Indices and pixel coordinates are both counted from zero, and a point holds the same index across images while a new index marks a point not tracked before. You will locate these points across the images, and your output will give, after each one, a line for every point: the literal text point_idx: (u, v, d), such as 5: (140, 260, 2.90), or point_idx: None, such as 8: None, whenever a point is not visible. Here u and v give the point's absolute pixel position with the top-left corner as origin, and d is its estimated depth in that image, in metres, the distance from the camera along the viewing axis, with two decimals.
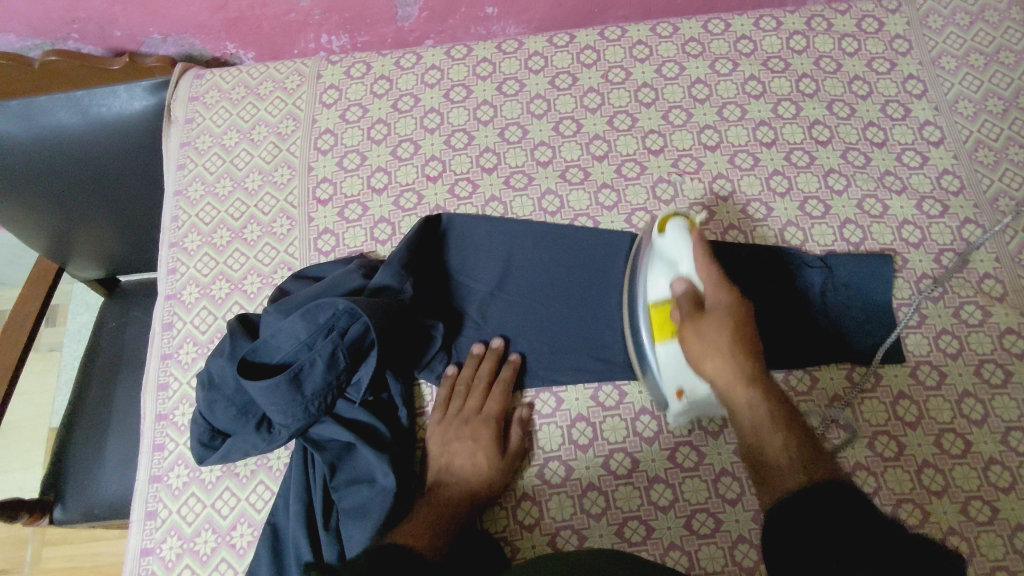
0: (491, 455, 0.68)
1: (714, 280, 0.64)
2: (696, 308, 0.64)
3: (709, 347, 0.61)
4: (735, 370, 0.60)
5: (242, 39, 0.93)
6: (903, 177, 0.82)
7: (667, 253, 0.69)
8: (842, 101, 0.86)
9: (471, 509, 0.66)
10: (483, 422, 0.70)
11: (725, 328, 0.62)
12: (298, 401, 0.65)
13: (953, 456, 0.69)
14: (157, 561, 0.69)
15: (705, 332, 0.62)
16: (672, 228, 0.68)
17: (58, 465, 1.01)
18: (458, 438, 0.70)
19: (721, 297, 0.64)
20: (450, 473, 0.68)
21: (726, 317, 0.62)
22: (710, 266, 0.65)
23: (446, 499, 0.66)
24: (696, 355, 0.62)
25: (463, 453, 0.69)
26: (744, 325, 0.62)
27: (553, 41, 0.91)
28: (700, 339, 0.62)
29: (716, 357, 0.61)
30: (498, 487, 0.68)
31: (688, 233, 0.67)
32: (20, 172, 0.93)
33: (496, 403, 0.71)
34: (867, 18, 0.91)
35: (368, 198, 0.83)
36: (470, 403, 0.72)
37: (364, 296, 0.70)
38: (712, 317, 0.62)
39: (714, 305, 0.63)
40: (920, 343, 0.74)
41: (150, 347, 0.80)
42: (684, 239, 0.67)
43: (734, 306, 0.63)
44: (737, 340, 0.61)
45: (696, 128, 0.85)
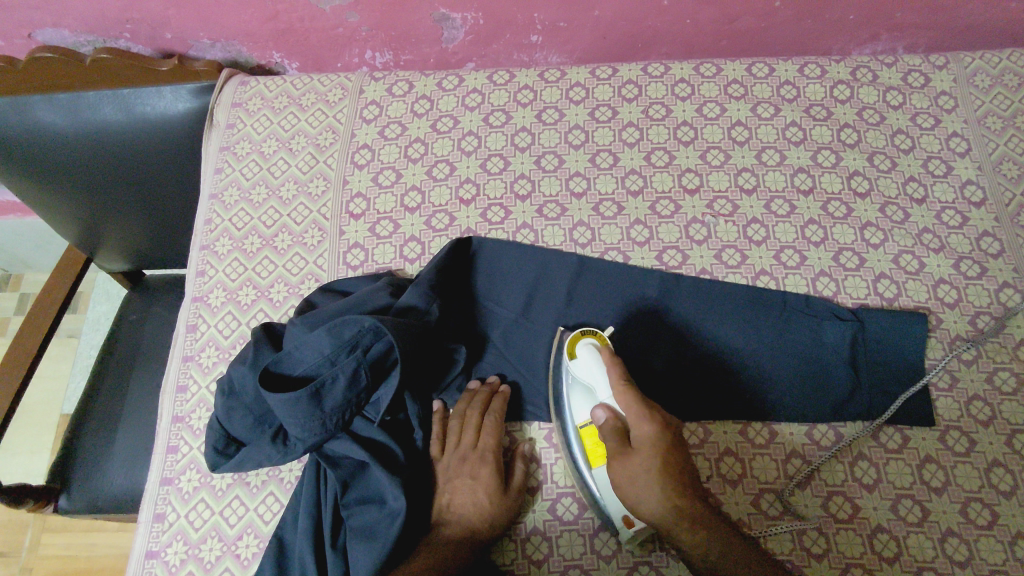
0: (494, 488, 0.67)
1: (634, 407, 0.63)
2: (622, 444, 0.64)
3: (641, 485, 0.61)
4: (668, 504, 0.59)
5: (289, 50, 0.94)
6: (942, 236, 0.81)
7: (582, 378, 0.69)
8: (883, 154, 0.85)
9: (475, 548, 0.64)
10: (479, 458, 0.69)
11: (654, 461, 0.61)
12: (317, 417, 0.65)
13: (979, 526, 0.67)
14: (161, 565, 0.68)
15: (635, 473, 0.61)
16: (584, 351, 0.69)
17: (67, 455, 1.02)
18: (457, 477, 0.69)
19: (643, 427, 0.62)
20: (452, 513, 0.67)
21: (651, 448, 0.62)
22: (628, 392, 0.64)
23: (448, 538, 0.64)
24: (632, 496, 0.61)
25: (462, 490, 0.68)
26: (670, 453, 0.62)
27: (595, 73, 0.91)
28: (632, 479, 0.61)
29: (647, 487, 0.60)
30: (506, 520, 0.67)
31: (599, 354, 0.68)
32: (63, 164, 0.95)
33: (492, 437, 0.70)
34: (914, 72, 0.90)
35: (400, 216, 0.83)
36: (466, 438, 0.71)
37: (390, 315, 0.70)
38: (637, 455, 0.62)
39: (639, 440, 0.62)
40: (950, 408, 0.72)
41: (173, 348, 0.80)
42: (595, 359, 0.68)
43: (658, 434, 0.62)
44: (666, 472, 0.60)
45: (733, 170, 0.85)
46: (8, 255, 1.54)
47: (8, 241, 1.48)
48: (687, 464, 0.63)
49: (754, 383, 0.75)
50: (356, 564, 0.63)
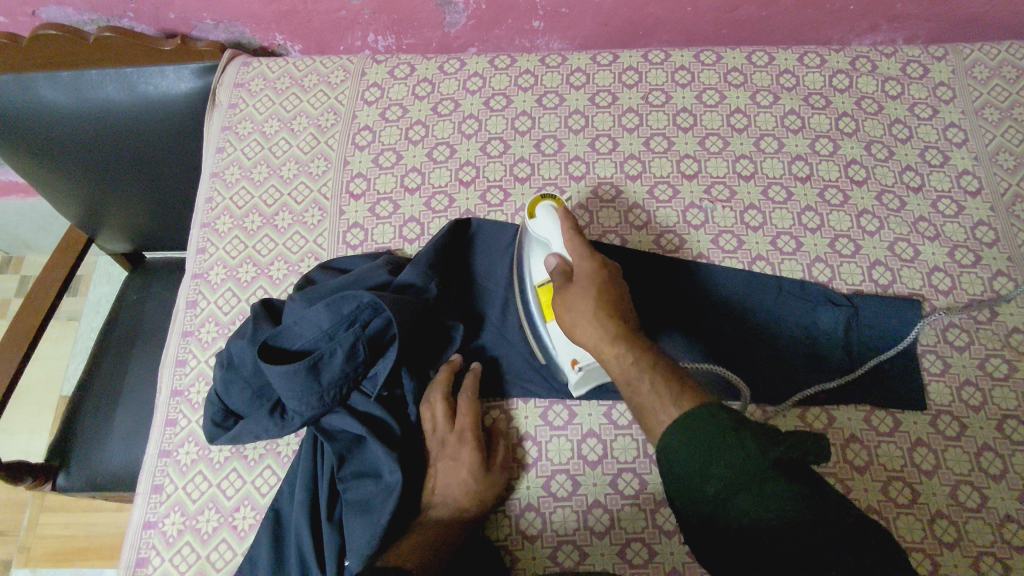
0: (476, 466, 0.66)
1: (579, 249, 0.67)
2: (566, 281, 0.66)
3: (577, 310, 0.63)
4: (599, 324, 0.62)
5: (292, 32, 0.94)
6: (937, 224, 0.81)
7: (538, 234, 0.70)
8: (881, 143, 0.86)
9: (463, 530, 0.64)
10: (458, 441, 0.68)
11: (589, 290, 0.64)
12: (315, 390, 0.66)
13: (967, 509, 0.68)
14: (159, 535, 0.69)
15: (571, 301, 0.64)
16: (541, 212, 0.70)
17: (67, 431, 1.02)
18: (439, 461, 0.68)
19: (584, 263, 0.66)
20: (437, 496, 0.66)
21: (588, 281, 0.65)
22: (575, 239, 0.67)
23: (435, 524, 0.64)
24: (570, 320, 0.64)
25: (445, 473, 0.67)
26: (607, 287, 0.64)
27: (596, 59, 0.91)
28: (569, 309, 0.64)
29: (581, 311, 0.63)
30: (492, 496, 0.67)
31: (556, 214, 0.70)
32: (66, 142, 0.96)
33: (469, 418, 0.69)
34: (912, 63, 0.90)
35: (400, 197, 0.84)
36: (442, 422, 0.69)
37: (389, 292, 0.71)
38: (576, 286, 0.65)
39: (580, 275, 0.66)
40: (942, 393, 0.73)
41: (173, 323, 0.81)
42: (551, 218, 0.70)
43: (596, 271, 0.66)
44: (601, 297, 0.63)
45: (731, 156, 0.85)
46: (9, 237, 1.55)
47: (10, 222, 1.49)
48: (625, 301, 0.65)
49: (754, 367, 0.75)
50: (352, 537, 0.64)
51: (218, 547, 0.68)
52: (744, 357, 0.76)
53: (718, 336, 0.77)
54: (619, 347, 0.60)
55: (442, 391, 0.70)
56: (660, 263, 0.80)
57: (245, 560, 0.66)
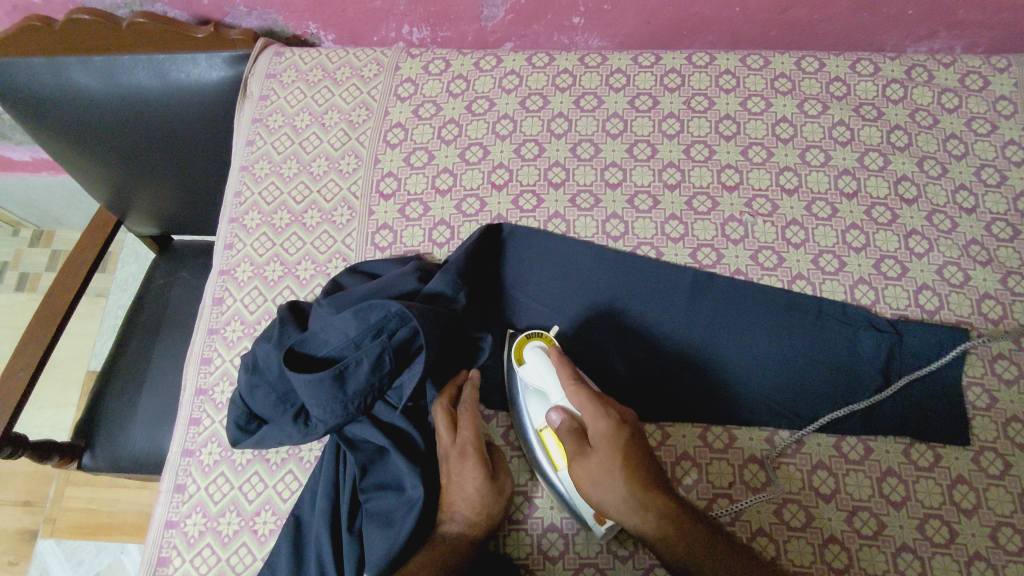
0: (484, 481, 0.64)
1: (589, 404, 0.64)
2: (580, 445, 0.63)
3: (605, 487, 0.60)
4: (637, 501, 0.59)
5: (325, 21, 0.92)
6: (990, 248, 0.77)
7: (533, 382, 0.68)
8: (934, 159, 0.82)
9: (475, 545, 0.63)
10: (460, 453, 0.66)
11: (615, 460, 0.60)
12: (339, 399, 0.64)
13: (1007, 552, 0.65)
14: (180, 535, 0.69)
15: (595, 473, 0.60)
16: (533, 356, 0.68)
17: (92, 414, 1.03)
18: (445, 476, 0.66)
19: (599, 424, 0.63)
20: (447, 510, 0.65)
21: (608, 448, 0.61)
22: (579, 390, 0.64)
23: (447, 538, 0.62)
24: (602, 498, 0.60)
25: (451, 486, 0.65)
26: (629, 453, 0.61)
27: (637, 60, 0.88)
28: (596, 482, 0.60)
29: (614, 487, 0.59)
30: (499, 512, 0.65)
31: (548, 357, 0.67)
32: (97, 129, 0.96)
33: (469, 429, 0.67)
34: (972, 74, 0.85)
35: (431, 198, 0.82)
36: (442, 438, 0.67)
37: (418, 301, 0.69)
38: (597, 456, 0.61)
39: (598, 441, 0.62)
40: (986, 428, 0.70)
41: (199, 320, 0.80)
42: (545, 362, 0.67)
43: (615, 433, 0.62)
44: (629, 468, 0.60)
45: (775, 168, 0.82)
46: (41, 211, 1.56)
47: (41, 198, 1.50)
48: (645, 455, 0.62)
49: (781, 387, 0.73)
50: (372, 549, 0.63)
51: (239, 551, 0.68)
52: (771, 375, 0.74)
53: (752, 356, 0.74)
54: (671, 528, 0.58)
55: (446, 404, 0.69)
56: (692, 285, 0.77)
57: (265, 565, 0.66)
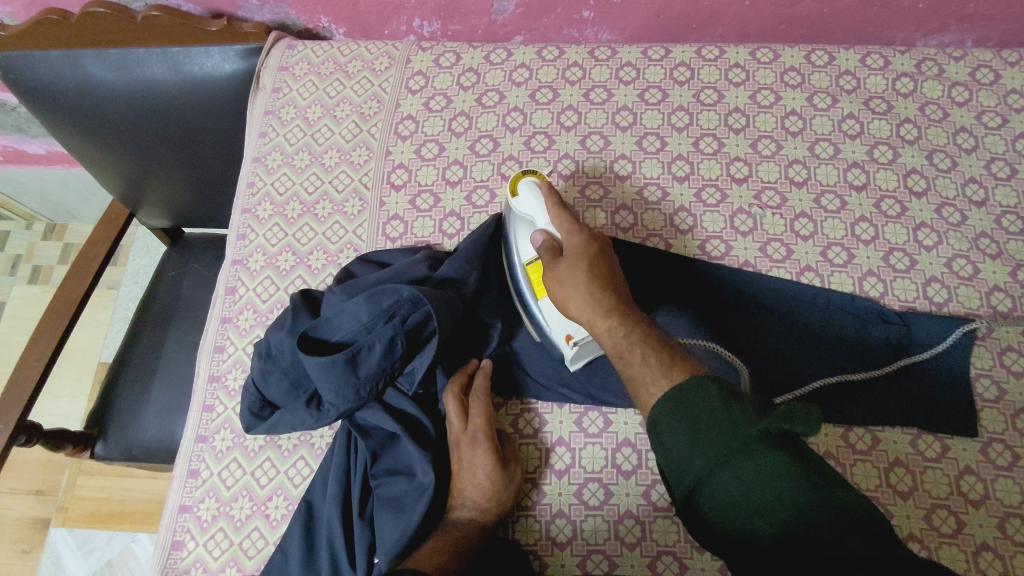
0: (494, 467, 0.65)
1: (566, 221, 0.67)
2: (555, 256, 0.66)
3: (568, 288, 0.63)
4: (592, 301, 0.61)
5: (337, 14, 0.93)
6: (1000, 241, 0.78)
7: (524, 211, 0.71)
8: (944, 153, 0.82)
9: (485, 532, 0.63)
10: (472, 441, 0.67)
11: (579, 262, 0.64)
12: (351, 384, 0.65)
13: (1014, 542, 0.66)
14: (194, 519, 0.70)
15: (563, 276, 0.64)
16: (525, 188, 0.71)
17: (106, 402, 1.05)
18: (457, 463, 0.67)
19: (573, 236, 0.67)
20: (458, 498, 0.65)
21: (577, 254, 0.65)
22: (562, 212, 0.68)
23: (457, 524, 0.63)
24: (564, 294, 0.64)
25: (462, 473, 0.66)
26: (596, 261, 0.64)
27: (647, 53, 0.88)
28: (561, 283, 0.64)
29: (575, 287, 0.63)
30: (509, 498, 0.66)
31: (538, 190, 0.71)
32: (111, 121, 0.97)
33: (480, 417, 0.68)
34: (983, 68, 0.85)
35: (441, 190, 0.83)
36: (454, 425, 0.68)
37: (429, 287, 0.70)
38: (565, 261, 0.65)
39: (569, 248, 0.66)
40: (995, 419, 0.70)
41: (212, 309, 0.81)
42: (535, 194, 0.70)
43: (585, 245, 0.66)
44: (591, 269, 0.63)
45: (784, 161, 0.82)
46: (54, 204, 1.58)
47: (54, 191, 1.52)
48: (613, 269, 0.66)
49: (790, 378, 0.74)
50: (383, 533, 0.64)
51: (251, 535, 0.69)
52: (780, 366, 0.74)
53: (760, 348, 0.75)
54: (612, 318, 0.60)
55: (457, 392, 0.69)
56: (702, 277, 0.78)
57: (276, 549, 0.66)
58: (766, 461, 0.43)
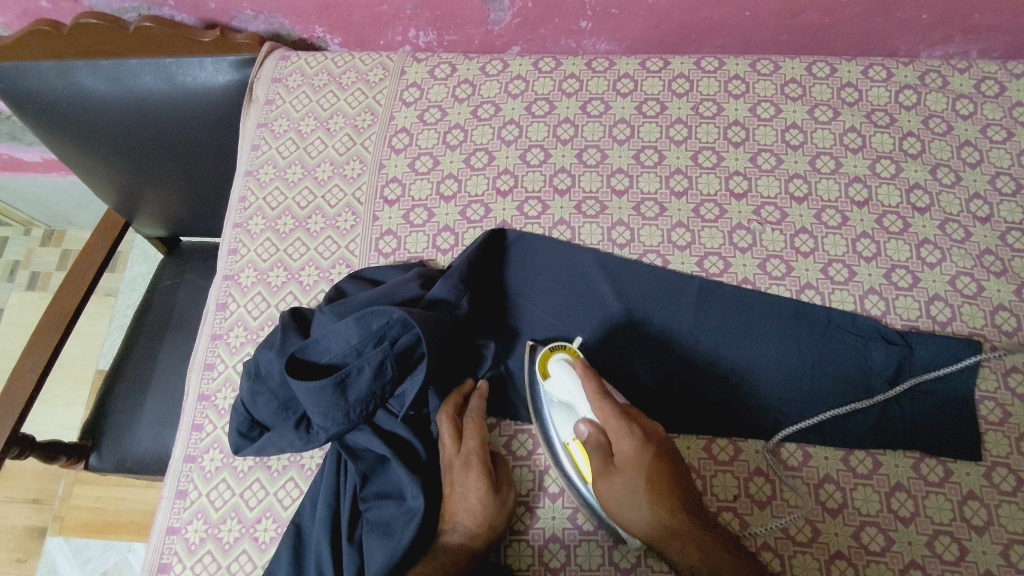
0: (486, 491, 0.64)
1: (613, 422, 0.63)
2: (606, 462, 0.63)
3: (632, 508, 0.61)
4: (663, 526, 0.59)
5: (332, 25, 0.92)
6: (1005, 258, 0.76)
7: (563, 396, 0.67)
8: (948, 167, 0.80)
9: (473, 558, 0.62)
10: (464, 463, 0.66)
11: (639, 480, 0.61)
12: (341, 407, 0.64)
13: (1019, 570, 0.64)
14: (181, 542, 0.69)
15: (623, 495, 0.61)
16: (560, 370, 0.67)
17: (99, 415, 1.04)
18: (449, 486, 0.66)
19: (624, 444, 0.62)
20: (448, 521, 0.64)
21: (633, 466, 0.62)
22: (607, 407, 0.63)
23: (445, 550, 0.62)
24: (623, 511, 0.61)
25: (453, 497, 0.65)
26: (658, 472, 0.61)
27: (645, 64, 0.87)
28: (621, 501, 0.61)
29: (640, 512, 0.60)
30: (501, 524, 0.65)
31: (574, 369, 0.67)
32: (104, 131, 0.96)
33: (474, 440, 0.67)
34: (988, 80, 0.84)
35: (435, 204, 0.81)
36: (447, 448, 0.67)
37: (420, 308, 0.69)
38: (622, 474, 0.62)
39: (623, 458, 0.62)
40: (999, 443, 0.69)
41: (202, 325, 0.80)
42: (570, 376, 0.66)
43: (639, 450, 0.62)
44: (655, 490, 0.60)
45: (785, 175, 0.81)
46: (51, 211, 1.57)
47: (51, 198, 1.51)
48: (676, 471, 0.62)
49: (789, 399, 0.72)
50: (372, 559, 0.62)
51: (239, 558, 0.68)
52: (779, 386, 0.73)
53: (759, 368, 0.73)
54: (687, 548, 0.58)
55: (451, 413, 0.68)
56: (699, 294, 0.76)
57: (264, 574, 0.65)
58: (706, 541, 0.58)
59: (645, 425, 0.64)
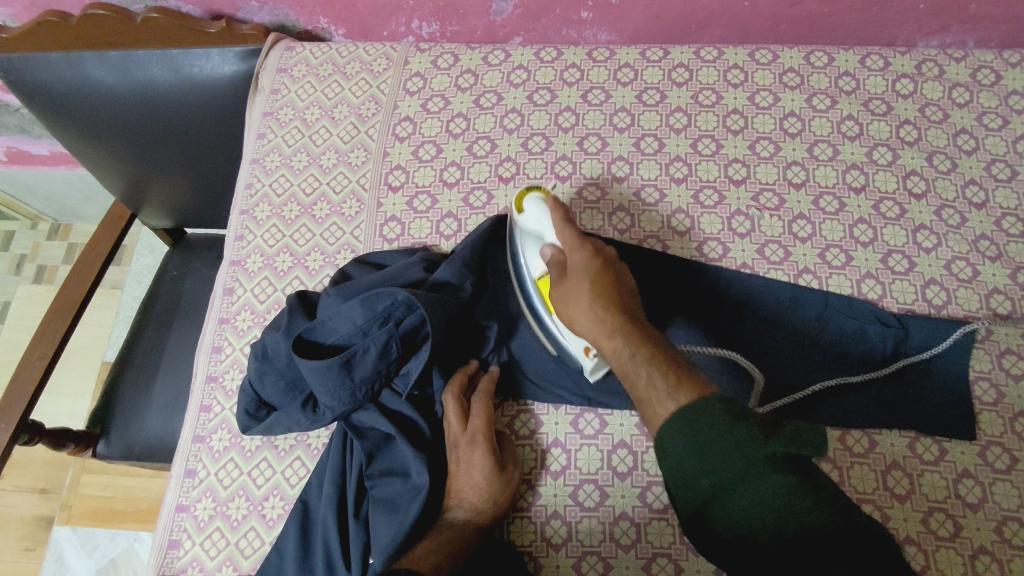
0: (492, 470, 0.65)
1: (570, 238, 0.67)
2: (560, 274, 0.66)
3: (576, 308, 0.63)
4: (599, 321, 0.61)
5: (336, 16, 0.93)
6: (1000, 243, 0.77)
7: (531, 227, 0.71)
8: (944, 154, 0.81)
9: (478, 535, 0.63)
10: (471, 443, 0.66)
11: (584, 283, 0.64)
12: (347, 386, 0.65)
13: (1013, 546, 0.65)
14: (191, 519, 0.71)
15: (570, 296, 0.64)
16: (530, 204, 0.70)
17: (107, 402, 1.05)
18: (454, 463, 0.67)
19: (576, 254, 0.66)
20: (454, 499, 0.65)
21: (582, 272, 0.65)
22: (564, 226, 0.67)
23: (450, 526, 0.63)
24: (570, 314, 0.64)
25: (460, 475, 0.66)
26: (602, 278, 0.64)
27: (645, 54, 0.88)
28: (568, 302, 0.64)
29: (583, 311, 0.62)
30: (504, 503, 0.66)
31: (545, 205, 0.70)
32: (112, 121, 0.97)
33: (481, 419, 0.68)
34: (984, 69, 0.85)
35: (438, 191, 0.83)
36: (453, 425, 0.68)
37: (424, 290, 0.70)
38: (572, 279, 0.65)
39: (573, 266, 0.66)
40: (993, 423, 0.70)
41: (210, 310, 0.81)
42: (541, 209, 0.70)
43: (589, 261, 0.65)
44: (596, 291, 0.62)
45: (783, 162, 0.82)
46: (58, 205, 1.59)
47: (59, 191, 1.53)
48: (623, 287, 0.65)
49: (787, 380, 0.73)
50: (377, 534, 0.64)
51: (247, 534, 0.69)
52: (779, 368, 0.74)
53: (757, 351, 0.75)
54: (616, 340, 0.59)
55: (457, 393, 0.69)
56: (699, 280, 0.77)
57: (272, 550, 0.67)
58: (776, 485, 0.43)
59: (600, 248, 0.68)
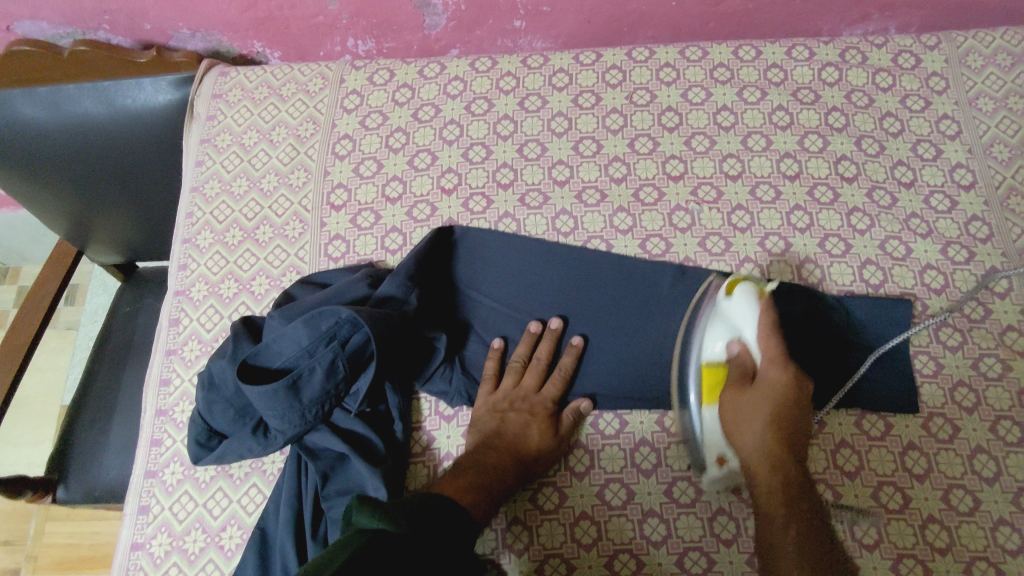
0: (547, 430, 0.69)
1: (771, 351, 0.65)
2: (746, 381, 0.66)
3: (748, 421, 0.64)
4: (766, 449, 0.62)
5: (270, 39, 0.93)
6: (930, 220, 0.80)
7: (729, 317, 0.69)
8: (872, 138, 0.84)
9: (506, 481, 0.66)
10: (540, 403, 0.72)
11: (766, 403, 0.64)
12: (296, 409, 0.65)
13: (960, 513, 0.67)
14: (147, 556, 0.69)
15: (751, 408, 0.64)
16: (739, 292, 0.69)
17: (62, 446, 1.03)
18: (512, 411, 0.71)
19: (771, 371, 0.65)
20: (498, 439, 0.69)
21: (771, 392, 0.64)
22: (771, 339, 0.66)
23: (488, 464, 0.67)
24: (736, 423, 0.65)
25: (515, 423, 0.70)
26: (789, 407, 0.63)
27: (579, 58, 0.90)
28: (740, 411, 0.65)
29: (753, 428, 0.64)
30: (542, 467, 0.69)
31: (756, 301, 0.68)
32: (47, 160, 0.96)
33: (554, 387, 0.73)
34: (904, 53, 0.88)
35: (381, 207, 0.83)
36: (527, 380, 0.74)
37: (368, 306, 0.70)
38: (757, 391, 0.65)
39: (764, 379, 0.65)
40: (934, 394, 0.72)
41: (156, 342, 0.80)
42: (750, 306, 0.68)
43: (786, 382, 0.64)
44: (776, 415, 0.63)
45: (718, 156, 0.84)
46: (5, 248, 1.55)
47: (4, 235, 1.49)
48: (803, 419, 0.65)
49: None
50: None
51: (206, 567, 0.68)
52: None
53: None
54: (772, 469, 0.61)
55: (544, 356, 0.74)
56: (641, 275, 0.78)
57: None
58: None
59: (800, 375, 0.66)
